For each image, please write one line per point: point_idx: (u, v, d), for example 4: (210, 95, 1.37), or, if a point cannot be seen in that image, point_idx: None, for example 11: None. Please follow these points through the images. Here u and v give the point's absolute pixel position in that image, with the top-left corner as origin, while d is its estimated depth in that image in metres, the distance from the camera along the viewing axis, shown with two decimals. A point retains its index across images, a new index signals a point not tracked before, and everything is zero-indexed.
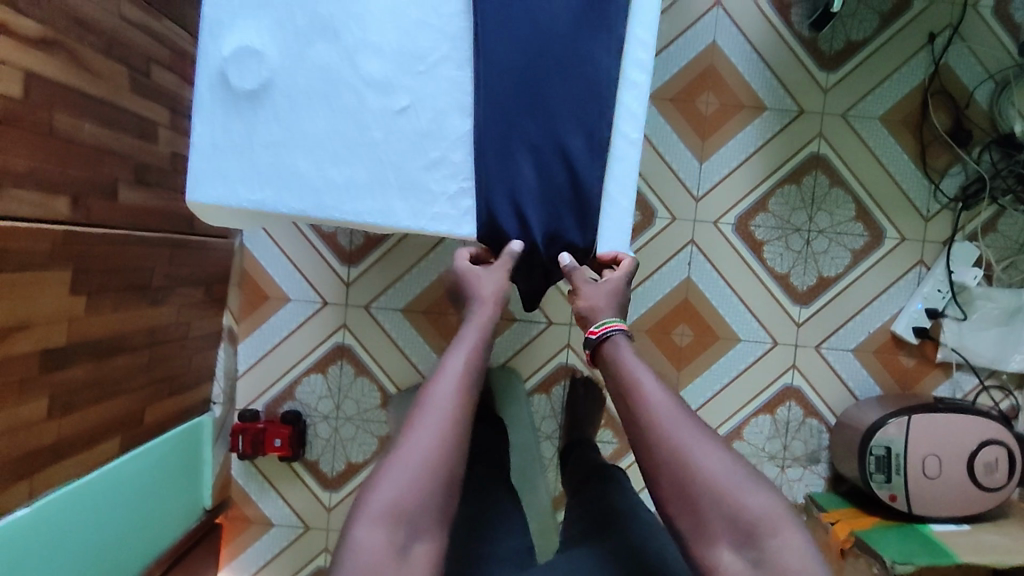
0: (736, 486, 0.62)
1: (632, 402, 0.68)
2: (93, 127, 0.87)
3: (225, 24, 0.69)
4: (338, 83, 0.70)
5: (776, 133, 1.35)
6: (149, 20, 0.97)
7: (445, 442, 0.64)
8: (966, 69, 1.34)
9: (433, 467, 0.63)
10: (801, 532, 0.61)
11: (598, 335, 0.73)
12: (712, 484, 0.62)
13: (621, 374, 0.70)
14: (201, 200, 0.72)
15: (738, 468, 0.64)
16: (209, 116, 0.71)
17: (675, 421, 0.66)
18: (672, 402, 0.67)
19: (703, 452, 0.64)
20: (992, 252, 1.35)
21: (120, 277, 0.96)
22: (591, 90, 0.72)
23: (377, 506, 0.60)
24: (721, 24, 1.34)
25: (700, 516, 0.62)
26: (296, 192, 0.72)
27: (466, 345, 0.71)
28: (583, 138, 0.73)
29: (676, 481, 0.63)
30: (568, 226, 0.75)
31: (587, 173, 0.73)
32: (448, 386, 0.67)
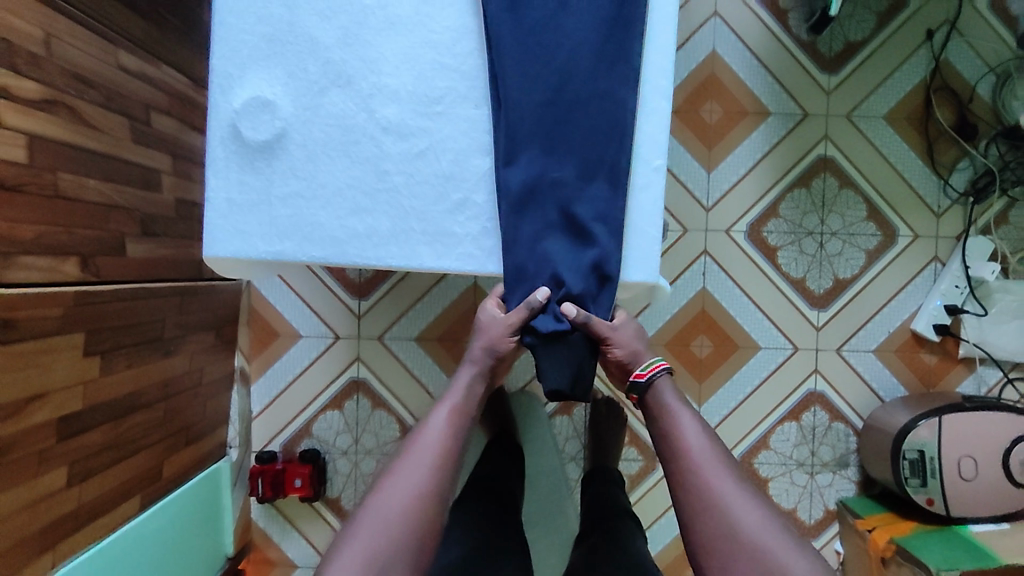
0: (773, 543, 0.67)
1: (677, 453, 0.73)
2: (98, 183, 0.86)
3: (235, 77, 0.69)
4: (356, 131, 0.70)
5: (782, 138, 1.34)
6: (147, 68, 0.96)
7: (422, 496, 0.69)
8: (966, 64, 1.34)
9: (412, 516, 0.68)
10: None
11: (645, 378, 0.77)
12: (751, 538, 0.67)
13: (666, 423, 0.75)
14: (219, 256, 0.71)
15: (776, 525, 0.68)
16: (222, 171, 0.70)
17: (716, 471, 0.71)
18: (715, 453, 0.73)
19: (741, 505, 0.69)
20: (1006, 245, 1.35)
21: (131, 333, 0.93)
22: (612, 120, 0.70)
23: (354, 551, 0.66)
24: (719, 32, 1.33)
25: (736, 566, 0.66)
26: (316, 242, 0.71)
27: (453, 398, 0.76)
28: (606, 170, 0.70)
29: (717, 529, 0.68)
30: (603, 258, 0.70)
31: (608, 207, 0.70)
32: (430, 441, 0.72)
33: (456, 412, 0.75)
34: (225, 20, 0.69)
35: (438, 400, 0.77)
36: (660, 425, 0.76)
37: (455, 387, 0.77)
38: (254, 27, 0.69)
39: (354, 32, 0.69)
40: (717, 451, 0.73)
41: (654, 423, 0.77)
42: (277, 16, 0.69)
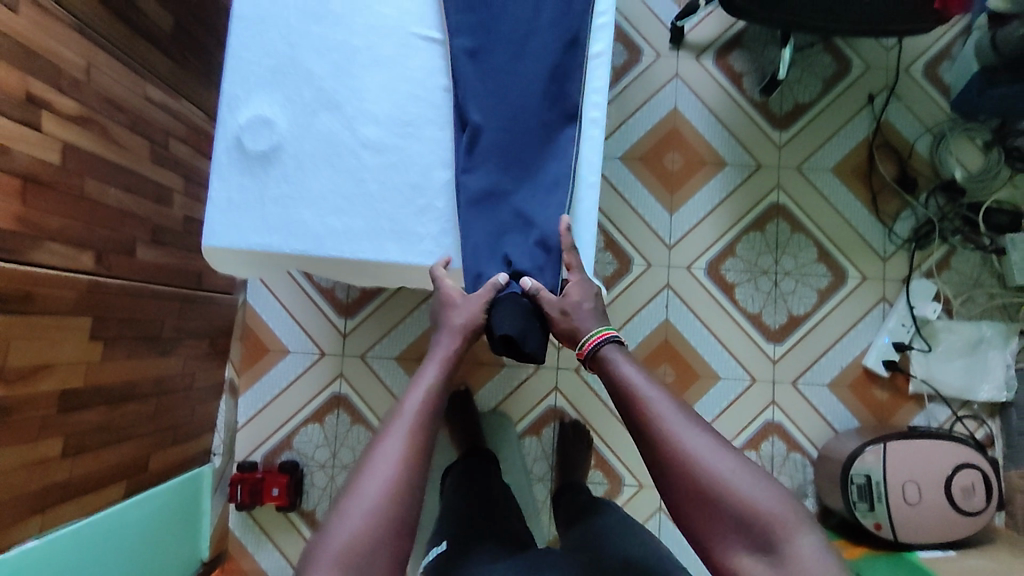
0: (751, 493, 0.68)
1: (643, 418, 0.74)
2: (118, 192, 0.99)
3: (242, 99, 0.83)
4: (340, 146, 0.83)
5: (737, 185, 1.48)
6: (167, 101, 1.11)
7: (399, 481, 0.70)
8: (905, 125, 1.49)
9: (388, 506, 0.68)
10: (818, 537, 0.66)
11: (586, 352, 0.81)
12: (723, 487, 0.69)
13: (628, 390, 0.76)
14: (217, 246, 0.82)
15: (747, 471, 0.70)
16: (225, 175, 0.82)
17: (686, 432, 0.72)
18: (681, 414, 0.74)
19: (715, 461, 0.70)
20: (950, 288, 1.45)
21: (131, 327, 1.03)
22: (551, 143, 0.83)
23: (333, 544, 0.66)
24: (680, 92, 1.49)
25: (716, 520, 0.68)
26: (299, 237, 0.82)
27: (424, 386, 0.77)
28: (551, 184, 0.83)
29: (692, 487, 0.70)
30: (546, 237, 0.82)
31: (549, 211, 0.82)
32: (403, 427, 0.73)
33: (428, 398, 0.76)
34: (237, 54, 0.83)
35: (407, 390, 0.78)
36: (622, 396, 0.77)
37: (425, 376, 0.79)
38: (261, 59, 0.83)
39: (343, 66, 0.83)
40: (683, 412, 0.74)
41: (618, 394, 0.77)
42: (280, 51, 0.83)
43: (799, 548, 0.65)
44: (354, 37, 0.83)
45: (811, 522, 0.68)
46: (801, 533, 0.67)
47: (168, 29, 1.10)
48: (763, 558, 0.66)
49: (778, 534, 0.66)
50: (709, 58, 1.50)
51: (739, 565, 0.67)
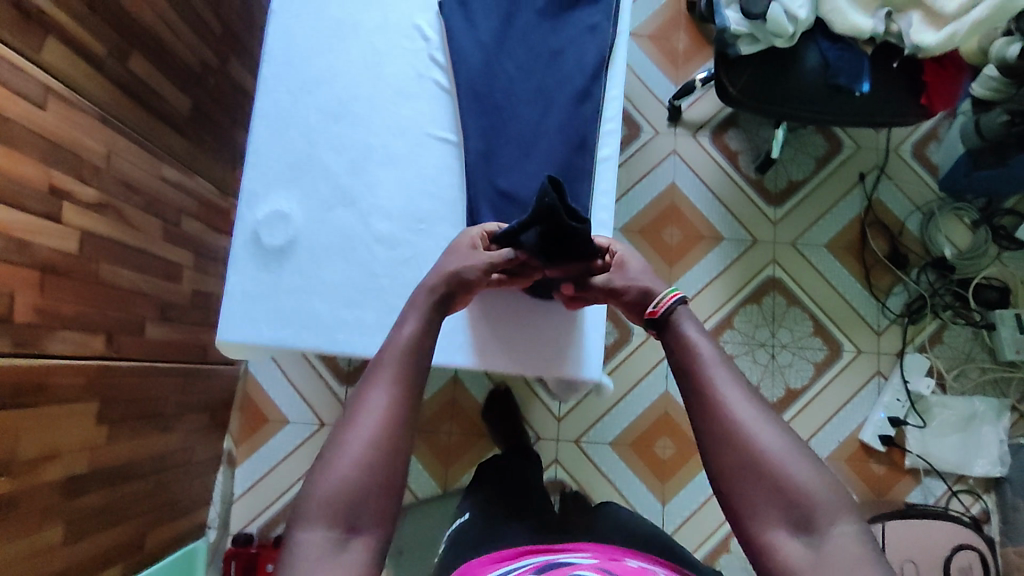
0: (801, 472, 0.63)
1: (697, 380, 0.70)
2: (130, 273, 1.01)
3: (260, 196, 0.85)
4: (354, 240, 0.84)
5: (735, 259, 1.52)
6: (177, 180, 1.15)
7: (388, 422, 0.65)
8: (895, 203, 1.54)
9: (378, 452, 0.63)
10: (861, 527, 0.61)
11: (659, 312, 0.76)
12: (770, 461, 0.64)
13: (684, 350, 0.72)
14: (229, 338, 0.83)
15: (798, 450, 0.65)
16: (240, 268, 0.84)
17: (740, 399, 0.68)
18: (735, 380, 0.69)
19: (767, 433, 0.65)
20: (942, 363, 1.48)
21: (136, 406, 1.03)
22: None
23: (320, 498, 0.61)
24: (678, 167, 1.55)
25: (757, 492, 0.63)
26: (311, 331, 0.83)
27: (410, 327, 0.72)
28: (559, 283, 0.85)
29: (739, 454, 0.65)
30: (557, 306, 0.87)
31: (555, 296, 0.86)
32: (390, 369, 0.68)
33: (415, 336, 0.71)
34: (257, 149, 0.86)
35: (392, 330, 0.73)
36: (678, 355, 0.73)
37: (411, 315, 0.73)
38: (280, 156, 0.86)
39: (359, 162, 0.86)
40: (739, 379, 0.70)
41: (670, 353, 0.74)
42: (299, 147, 0.86)
43: (840, 536, 0.60)
44: (371, 135, 0.87)
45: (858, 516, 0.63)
46: (847, 523, 0.61)
47: (186, 111, 1.16)
48: (803, 541, 0.61)
49: (822, 518, 0.61)
50: (706, 135, 1.56)
51: (776, 545, 0.62)
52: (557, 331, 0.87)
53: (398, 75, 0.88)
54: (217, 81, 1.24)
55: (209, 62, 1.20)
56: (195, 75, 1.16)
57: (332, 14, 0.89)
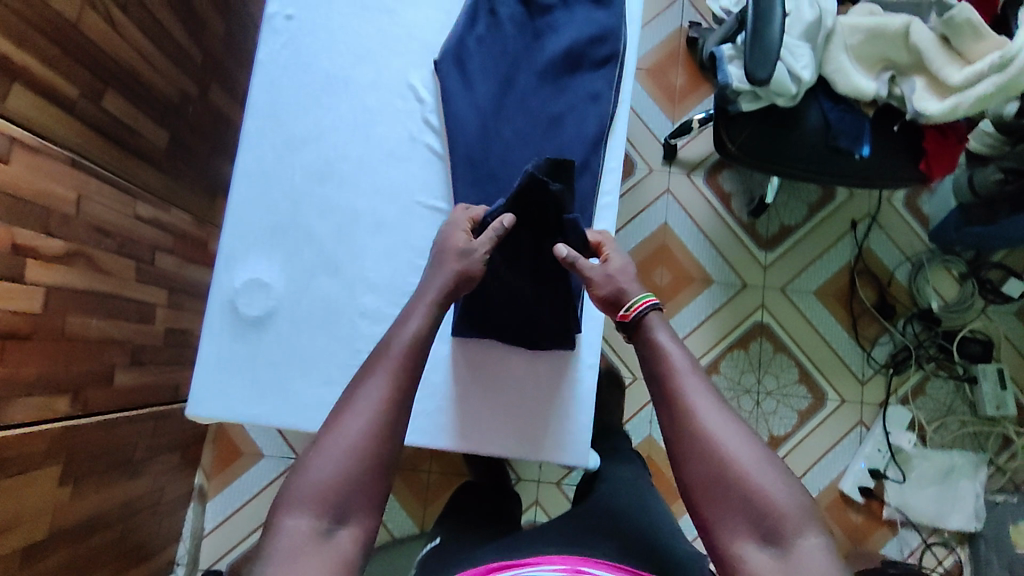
0: (768, 485, 0.64)
1: (670, 390, 0.70)
2: (101, 322, 0.97)
3: (239, 260, 0.82)
4: (338, 314, 0.82)
5: (723, 303, 1.51)
6: (150, 218, 1.11)
7: (381, 419, 0.65)
8: (886, 253, 1.53)
9: (366, 446, 0.64)
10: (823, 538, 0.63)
11: (631, 316, 0.76)
12: (739, 473, 0.65)
13: (657, 357, 0.73)
14: (201, 413, 0.81)
15: (767, 461, 0.66)
16: (216, 339, 0.81)
17: (709, 411, 0.68)
18: (707, 390, 0.70)
19: (735, 445, 0.66)
20: (923, 415, 1.48)
21: (104, 456, 1.00)
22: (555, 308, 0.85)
23: (307, 489, 0.62)
24: (670, 208, 1.53)
25: (724, 504, 0.64)
26: (289, 409, 0.80)
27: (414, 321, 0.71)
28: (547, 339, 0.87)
29: (708, 466, 0.66)
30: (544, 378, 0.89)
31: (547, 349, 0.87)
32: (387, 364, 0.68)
33: (415, 338, 0.71)
34: (238, 211, 0.83)
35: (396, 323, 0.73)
36: (652, 362, 0.73)
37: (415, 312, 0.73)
38: (262, 218, 0.83)
39: (345, 228, 0.83)
40: (709, 388, 0.70)
41: (643, 363, 0.74)
42: (282, 209, 0.82)
43: (803, 548, 0.62)
44: (358, 200, 0.83)
45: (821, 526, 0.64)
46: (811, 534, 0.63)
47: (163, 144, 1.12)
48: (768, 553, 0.62)
49: (786, 531, 0.62)
50: (700, 175, 1.54)
51: (743, 556, 0.63)
52: (540, 395, 0.89)
53: (390, 137, 0.84)
54: (196, 110, 1.20)
55: (188, 92, 1.16)
56: (173, 107, 1.12)
57: (321, 67, 0.85)
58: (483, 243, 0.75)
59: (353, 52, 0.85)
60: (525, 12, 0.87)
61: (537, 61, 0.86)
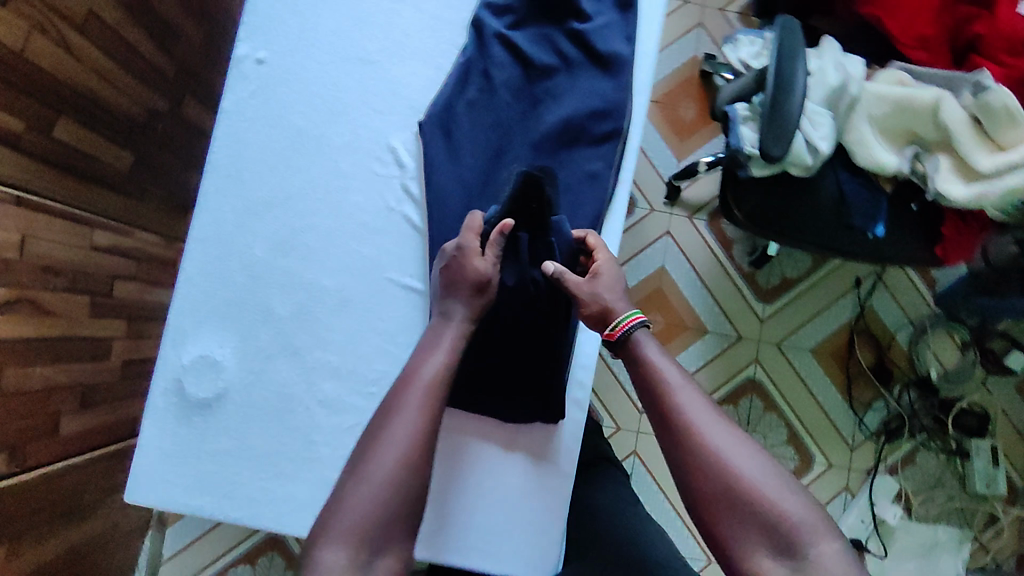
0: (778, 495, 0.63)
1: (669, 411, 0.68)
2: (46, 367, 0.91)
3: (189, 335, 0.76)
4: (293, 402, 0.77)
5: (716, 354, 1.45)
6: (115, 242, 1.05)
7: (416, 448, 0.64)
8: (889, 314, 1.47)
9: (405, 477, 0.63)
10: (841, 544, 0.62)
11: (617, 335, 0.73)
12: (751, 490, 0.63)
13: (652, 376, 0.71)
14: (140, 499, 0.76)
15: (774, 473, 0.65)
16: (159, 422, 0.76)
17: (713, 427, 0.67)
18: (706, 406, 0.68)
19: (740, 457, 0.65)
20: (910, 485, 1.43)
21: (49, 502, 0.96)
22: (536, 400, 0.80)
23: (345, 521, 0.60)
24: (670, 251, 1.45)
25: (739, 522, 0.63)
26: (235, 501, 0.76)
27: (442, 352, 0.69)
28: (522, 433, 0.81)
29: (717, 486, 0.64)
30: (518, 478, 0.81)
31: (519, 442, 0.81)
32: (417, 394, 0.66)
33: (446, 369, 0.69)
34: (190, 280, 0.76)
35: (420, 351, 0.70)
36: (647, 382, 0.71)
37: (444, 340, 0.70)
38: (217, 290, 0.76)
39: (308, 307, 0.77)
40: (707, 403, 0.69)
41: (636, 384, 0.72)
42: (240, 282, 0.76)
43: (822, 556, 0.60)
44: (325, 276, 0.77)
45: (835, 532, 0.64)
46: (829, 543, 0.62)
47: (129, 166, 1.04)
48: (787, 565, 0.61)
49: (803, 542, 0.61)
50: (702, 219, 1.46)
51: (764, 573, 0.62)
52: (513, 491, 0.80)
53: (365, 208, 0.77)
54: (168, 127, 1.11)
55: (159, 109, 1.07)
56: (138, 127, 1.03)
57: (293, 122, 0.77)
58: (492, 265, 0.72)
59: (329, 107, 0.77)
60: (523, 76, 0.80)
61: (532, 132, 0.78)
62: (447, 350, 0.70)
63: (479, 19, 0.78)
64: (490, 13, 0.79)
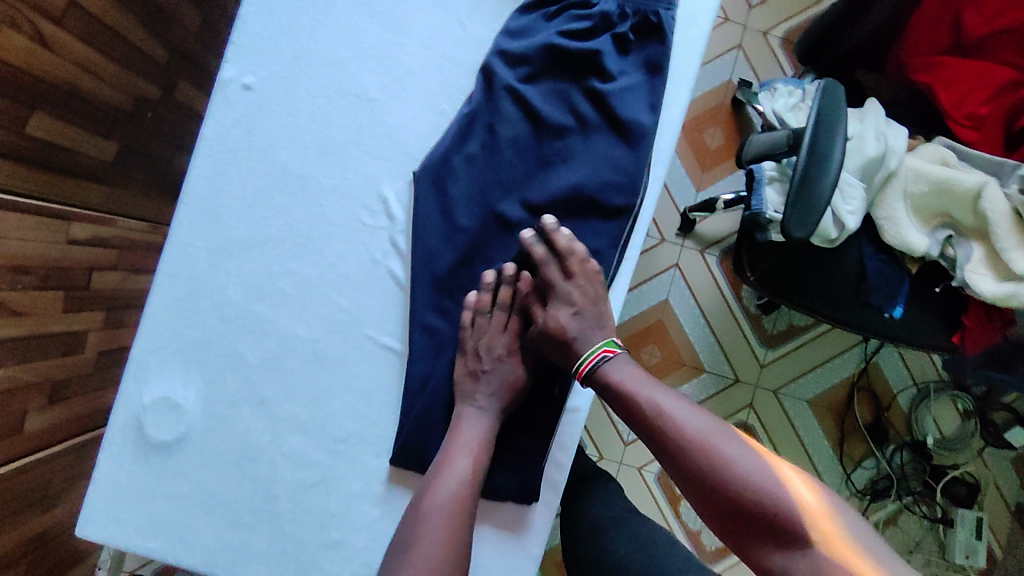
0: (810, 503, 0.58)
1: (654, 429, 0.65)
2: (10, 368, 0.86)
3: (151, 373, 0.73)
4: (257, 453, 0.72)
5: (710, 395, 1.40)
6: (98, 231, 0.97)
7: (455, 542, 0.65)
8: (894, 372, 1.42)
9: (446, 569, 0.63)
10: (855, 529, 0.57)
11: (586, 369, 0.70)
12: (749, 488, 0.59)
13: (632, 394, 0.68)
14: (88, 536, 0.72)
15: (769, 466, 0.60)
16: (115, 459, 0.72)
17: (700, 433, 0.63)
18: (690, 413, 0.65)
19: (732, 456, 0.61)
20: None
21: (15, 500, 0.91)
22: (511, 476, 0.73)
23: None
24: (676, 283, 1.40)
25: (745, 525, 0.59)
26: (189, 547, 0.72)
27: (472, 448, 0.70)
28: (490, 508, 0.74)
29: (712, 493, 0.60)
30: (479, 555, 0.73)
31: (486, 518, 0.74)
32: (450, 491, 0.66)
33: (477, 459, 0.70)
34: (156, 315, 0.73)
35: (449, 445, 0.70)
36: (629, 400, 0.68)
37: (472, 438, 0.71)
38: (184, 330, 0.73)
39: (280, 356, 0.73)
40: (689, 409, 0.66)
41: (623, 408, 0.68)
42: (210, 324, 0.73)
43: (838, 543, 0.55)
44: (299, 325, 0.73)
45: (851, 514, 0.59)
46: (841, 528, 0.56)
47: (112, 155, 0.97)
48: (803, 560, 0.55)
49: (809, 531, 0.56)
50: (714, 255, 1.40)
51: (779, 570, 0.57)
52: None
53: (348, 258, 0.74)
54: (158, 114, 1.04)
55: (148, 95, 1.01)
56: (123, 116, 0.97)
57: (278, 159, 0.74)
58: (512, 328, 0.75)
59: (319, 145, 0.74)
60: (532, 133, 0.76)
61: (533, 195, 0.74)
62: (477, 446, 0.70)
63: (491, 67, 0.75)
64: (503, 63, 0.76)
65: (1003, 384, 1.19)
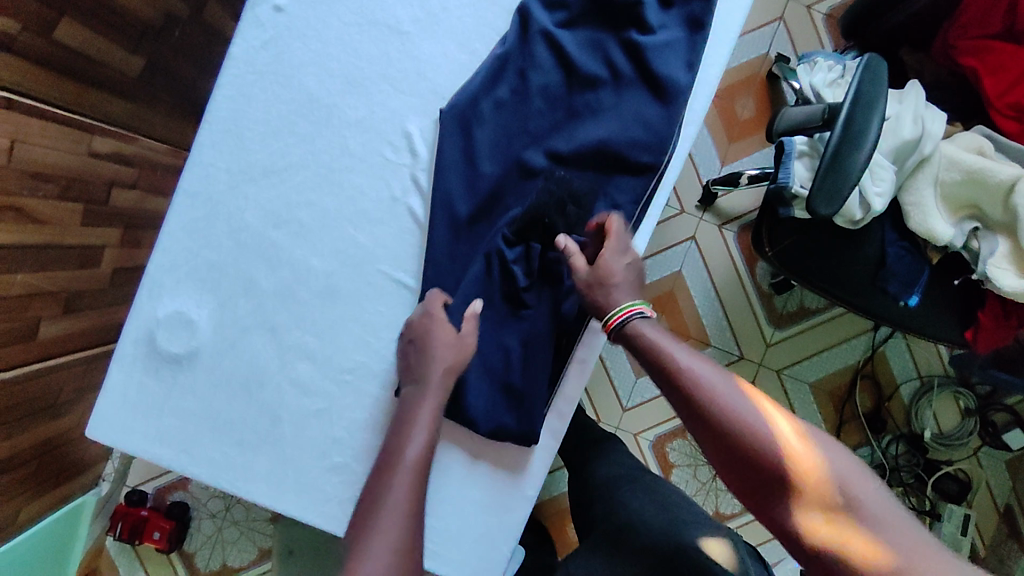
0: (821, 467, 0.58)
1: (671, 385, 0.65)
2: (28, 275, 0.87)
3: (166, 290, 0.74)
4: (264, 376, 0.74)
5: None
6: (121, 147, 0.98)
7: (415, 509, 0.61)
8: (899, 363, 1.42)
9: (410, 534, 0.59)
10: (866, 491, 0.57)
11: (615, 323, 0.69)
12: (761, 451, 0.59)
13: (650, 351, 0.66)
14: (98, 439, 0.74)
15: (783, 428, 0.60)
16: (126, 370, 0.74)
17: (716, 394, 0.62)
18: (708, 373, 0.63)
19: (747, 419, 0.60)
20: None
21: (25, 404, 0.93)
22: (512, 421, 0.73)
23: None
24: (690, 255, 1.39)
25: (754, 482, 0.60)
26: (193, 459, 0.73)
27: (422, 421, 0.68)
28: (489, 449, 0.75)
29: (726, 452, 0.61)
30: (475, 493, 0.74)
31: (484, 459, 0.75)
32: (404, 464, 0.64)
33: (432, 430, 0.67)
34: (173, 233, 0.73)
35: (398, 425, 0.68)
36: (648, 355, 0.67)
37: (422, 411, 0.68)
38: (200, 250, 0.73)
39: (293, 285, 0.74)
40: (708, 367, 0.64)
41: (643, 361, 0.67)
42: (225, 248, 0.74)
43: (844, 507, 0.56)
44: (314, 256, 0.74)
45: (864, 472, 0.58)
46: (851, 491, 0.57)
47: (137, 71, 0.96)
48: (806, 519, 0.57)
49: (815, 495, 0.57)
50: (732, 230, 1.39)
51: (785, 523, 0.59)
52: (472, 514, 0.74)
53: (367, 192, 0.74)
54: (185, 33, 1.03)
55: (178, 12, 0.99)
56: (151, 33, 0.96)
57: (307, 86, 0.74)
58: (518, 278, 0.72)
59: (346, 77, 0.74)
60: (564, 83, 0.75)
61: (559, 145, 0.73)
62: (426, 426, 0.67)
63: (529, 9, 0.73)
64: (543, 6, 0.74)
65: (1008, 386, 1.18)
